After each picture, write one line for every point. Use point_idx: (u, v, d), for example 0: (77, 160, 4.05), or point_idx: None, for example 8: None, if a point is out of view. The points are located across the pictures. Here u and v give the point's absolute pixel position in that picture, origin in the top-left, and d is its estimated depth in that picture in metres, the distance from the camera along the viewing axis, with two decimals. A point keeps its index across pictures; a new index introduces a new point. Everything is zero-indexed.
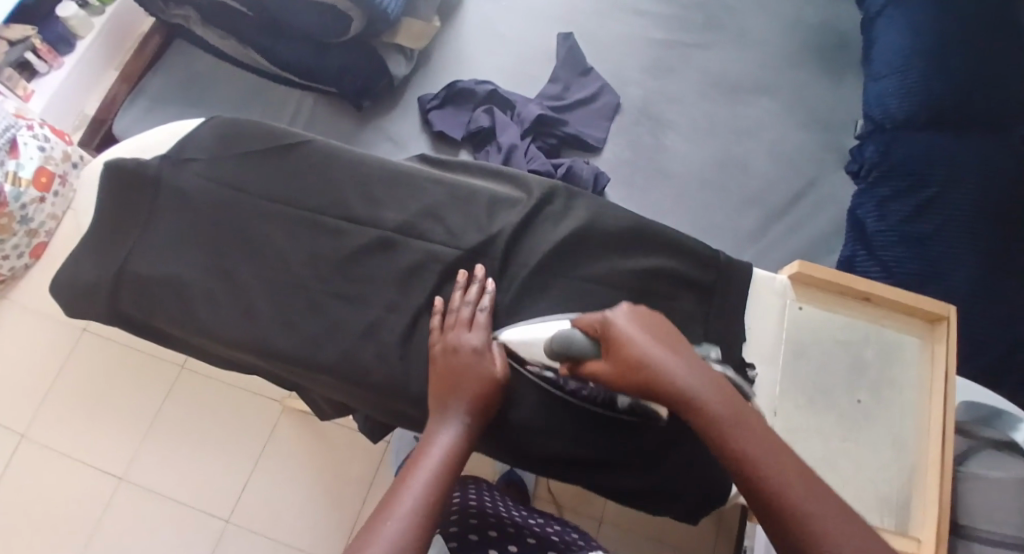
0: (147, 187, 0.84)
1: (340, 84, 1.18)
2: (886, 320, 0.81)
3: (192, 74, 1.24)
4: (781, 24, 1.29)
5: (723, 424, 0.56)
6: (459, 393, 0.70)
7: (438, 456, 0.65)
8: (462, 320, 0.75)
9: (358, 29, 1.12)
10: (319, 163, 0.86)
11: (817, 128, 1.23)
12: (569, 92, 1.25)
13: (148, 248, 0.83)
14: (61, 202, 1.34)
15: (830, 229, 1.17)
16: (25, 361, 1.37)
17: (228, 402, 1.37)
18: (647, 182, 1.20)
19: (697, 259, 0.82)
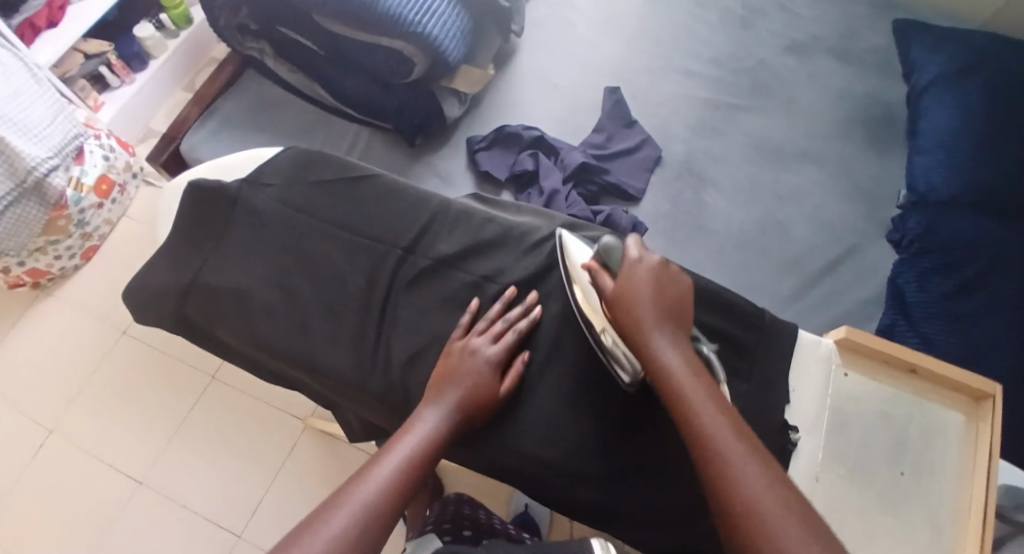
0: (223, 204, 0.92)
1: (398, 121, 1.25)
2: (931, 396, 0.81)
3: (261, 100, 1.33)
4: (828, 94, 1.30)
5: (686, 393, 0.68)
6: (460, 390, 0.76)
7: (421, 443, 0.71)
8: (492, 331, 0.81)
9: (421, 73, 1.22)
10: (383, 195, 0.93)
11: (860, 199, 1.23)
12: (611, 142, 1.26)
13: (218, 262, 0.90)
14: (118, 209, 1.47)
15: (869, 296, 1.16)
16: (62, 358, 1.40)
17: (253, 416, 1.37)
18: (687, 237, 1.20)
19: (735, 314, 0.84)
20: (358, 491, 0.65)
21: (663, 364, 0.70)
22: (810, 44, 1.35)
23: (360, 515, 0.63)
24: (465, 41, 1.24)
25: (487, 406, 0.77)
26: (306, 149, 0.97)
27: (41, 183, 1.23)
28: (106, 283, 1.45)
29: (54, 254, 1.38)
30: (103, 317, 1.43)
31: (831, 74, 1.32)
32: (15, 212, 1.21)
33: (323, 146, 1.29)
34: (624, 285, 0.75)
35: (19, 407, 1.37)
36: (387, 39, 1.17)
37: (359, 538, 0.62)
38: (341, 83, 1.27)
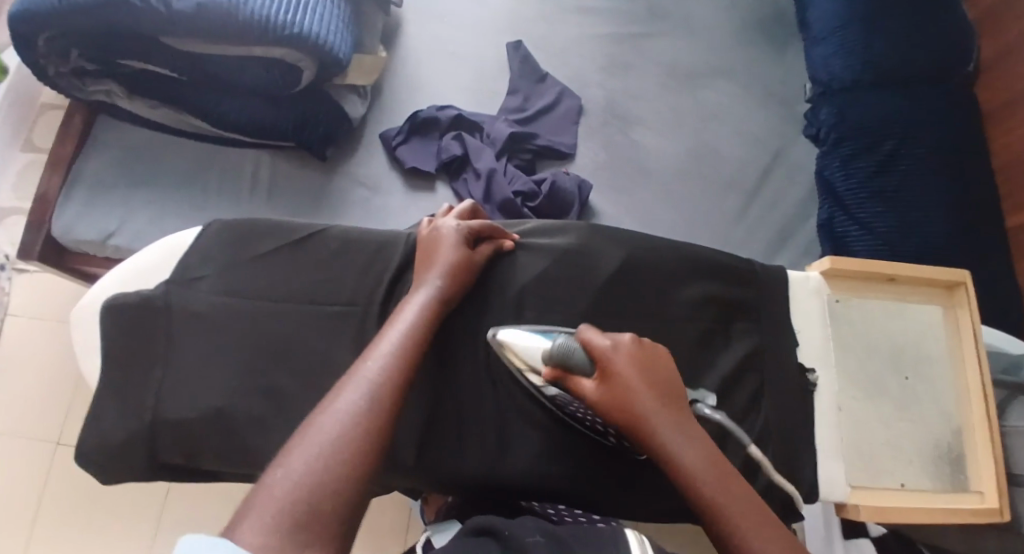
0: (158, 316, 0.81)
1: (299, 136, 1.13)
2: (912, 295, 0.90)
3: (125, 150, 1.15)
4: (719, 3, 1.31)
5: (707, 489, 0.61)
6: (439, 259, 0.75)
7: (418, 313, 0.70)
8: (452, 212, 0.82)
9: (311, 77, 1.08)
10: (338, 251, 0.85)
11: (774, 101, 1.26)
12: (530, 102, 1.21)
13: (180, 382, 0.80)
14: None
15: (804, 197, 1.21)
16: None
17: (231, 509, 1.22)
18: (628, 181, 1.19)
19: (731, 272, 0.88)
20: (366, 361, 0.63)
21: (678, 460, 0.62)
22: None
23: (373, 385, 0.61)
24: (344, 28, 1.08)
25: (469, 274, 0.77)
26: (223, 220, 0.86)
27: None
28: (11, 393, 1.26)
29: None
30: (20, 432, 1.25)
31: None
32: None
33: (221, 187, 1.14)
34: (609, 387, 0.66)
35: None
36: (260, 47, 1.01)
37: (380, 402, 0.60)
38: (224, 108, 1.10)
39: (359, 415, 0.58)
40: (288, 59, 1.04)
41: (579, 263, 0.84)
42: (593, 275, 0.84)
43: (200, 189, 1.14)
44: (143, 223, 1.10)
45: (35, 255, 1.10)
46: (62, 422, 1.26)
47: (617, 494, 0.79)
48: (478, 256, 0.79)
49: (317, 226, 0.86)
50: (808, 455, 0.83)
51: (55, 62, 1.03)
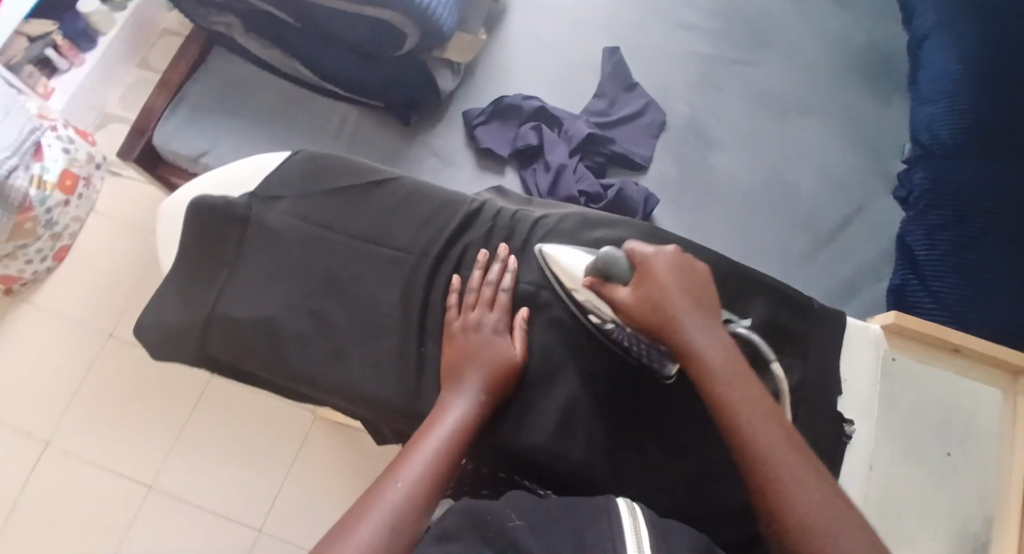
0: (233, 224, 0.85)
1: (388, 97, 1.15)
2: (971, 372, 0.85)
3: (231, 81, 1.20)
4: (828, 43, 1.27)
5: (724, 382, 0.61)
6: (474, 372, 0.73)
7: (454, 429, 0.67)
8: (485, 300, 0.79)
9: (412, 45, 1.06)
10: (407, 199, 0.87)
11: (866, 152, 1.21)
12: (614, 108, 1.22)
13: (240, 290, 0.83)
14: (84, 204, 1.37)
15: (877, 255, 1.16)
16: (49, 365, 1.33)
17: (260, 410, 1.34)
18: (697, 204, 1.17)
19: (788, 303, 0.81)
20: (401, 476, 0.62)
21: (705, 355, 0.62)
22: None
23: (404, 495, 0.60)
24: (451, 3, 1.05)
25: (512, 375, 0.76)
26: (312, 152, 0.91)
27: (3, 188, 1.14)
28: (80, 283, 1.36)
29: (24, 259, 1.28)
30: (82, 320, 1.35)
31: (828, 22, 1.28)
32: None
33: (308, 133, 1.17)
34: (644, 285, 0.67)
35: (10, 422, 1.31)
36: (369, 8, 0.98)
37: (413, 518, 0.59)
38: (321, 57, 1.12)
39: (390, 529, 0.57)
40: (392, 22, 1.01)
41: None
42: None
43: (289, 127, 1.18)
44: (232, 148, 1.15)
45: (132, 156, 1.16)
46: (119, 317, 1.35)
47: (620, 465, 0.76)
48: (517, 352, 0.76)
49: (386, 173, 0.89)
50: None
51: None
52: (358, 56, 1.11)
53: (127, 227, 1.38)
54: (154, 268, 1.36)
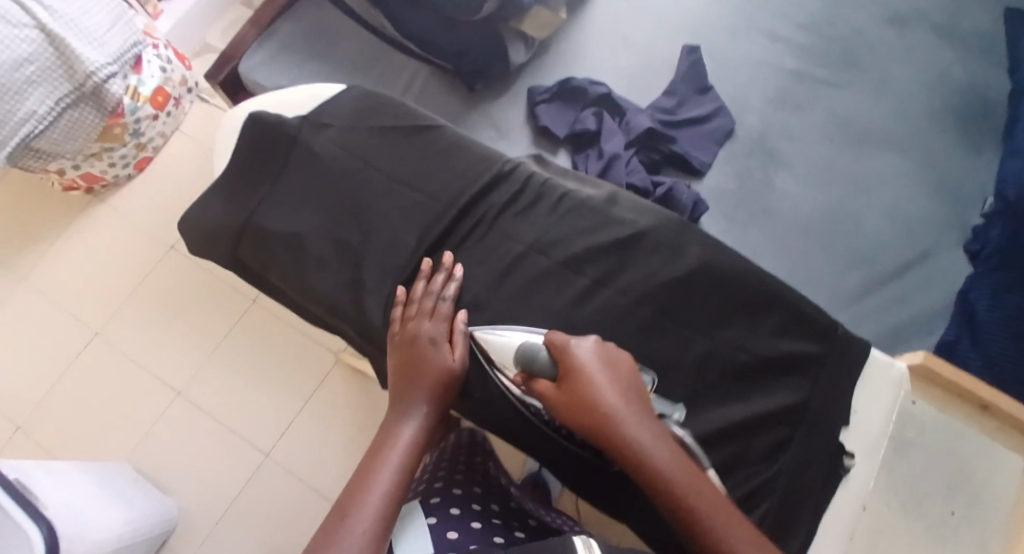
0: (281, 141, 0.88)
1: (458, 63, 1.14)
2: None
3: (322, 27, 1.18)
4: (923, 78, 1.18)
5: (664, 474, 0.66)
6: (419, 389, 0.75)
7: (402, 453, 0.73)
8: (428, 310, 0.78)
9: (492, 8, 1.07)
10: (447, 149, 0.88)
11: (943, 199, 1.13)
12: (683, 107, 1.19)
13: (275, 203, 0.86)
14: (172, 122, 1.46)
15: (935, 308, 1.07)
16: (114, 264, 1.43)
17: (290, 343, 1.39)
18: (751, 220, 1.13)
19: (810, 325, 0.79)
20: (349, 518, 0.67)
21: (650, 457, 0.66)
22: (913, 18, 1.22)
23: (363, 537, 0.66)
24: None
25: (456, 385, 0.78)
26: (367, 90, 0.93)
27: (99, 89, 1.25)
28: (154, 194, 1.45)
29: (108, 161, 1.39)
30: (150, 228, 1.44)
31: (929, 55, 1.19)
32: (70, 116, 1.26)
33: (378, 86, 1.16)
34: (572, 387, 0.70)
35: (68, 309, 1.41)
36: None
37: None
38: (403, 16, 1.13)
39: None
40: None
41: (664, 254, 0.81)
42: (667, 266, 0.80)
43: (360, 78, 1.16)
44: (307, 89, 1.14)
45: (216, 80, 1.13)
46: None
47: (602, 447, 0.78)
48: (459, 360, 0.77)
49: (433, 122, 0.90)
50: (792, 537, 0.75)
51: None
52: (438, 17, 1.12)
53: (206, 150, 1.46)
54: None
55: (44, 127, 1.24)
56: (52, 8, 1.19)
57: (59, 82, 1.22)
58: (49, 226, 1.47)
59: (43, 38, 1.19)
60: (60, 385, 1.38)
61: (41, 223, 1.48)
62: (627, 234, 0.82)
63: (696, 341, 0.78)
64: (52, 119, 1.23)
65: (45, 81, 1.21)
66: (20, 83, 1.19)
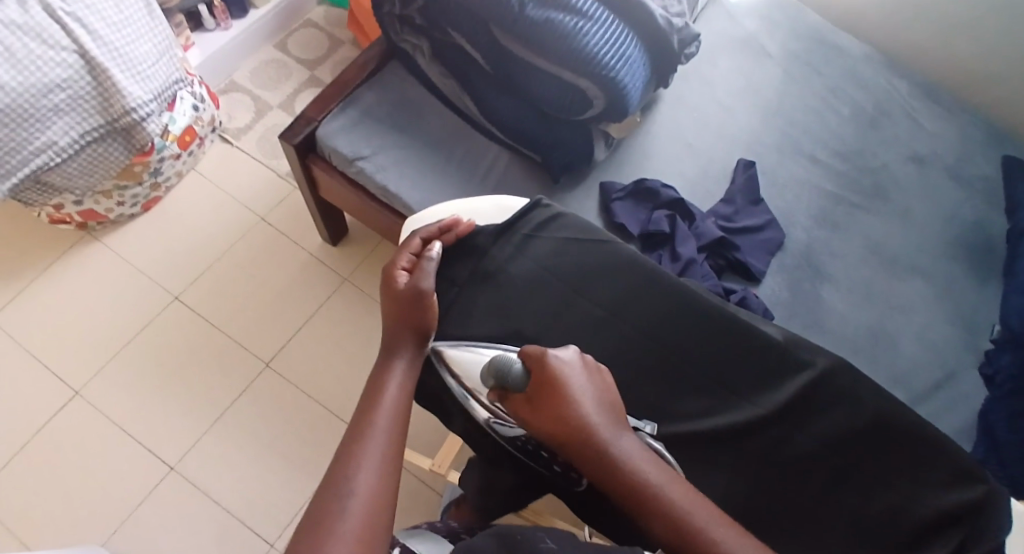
0: (474, 255, 0.95)
1: (547, 154, 1.18)
2: None
3: (404, 100, 1.24)
4: (938, 212, 1.32)
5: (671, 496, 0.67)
6: (404, 328, 0.83)
7: (398, 388, 0.77)
8: (411, 251, 0.91)
9: (593, 115, 1.14)
10: (625, 269, 0.94)
11: (961, 325, 1.24)
12: (738, 216, 1.25)
13: (459, 317, 0.91)
14: (190, 161, 1.42)
15: (963, 427, 1.15)
16: (105, 313, 1.31)
17: (304, 414, 1.26)
18: (803, 330, 1.20)
19: (957, 468, 0.84)
20: (362, 455, 0.69)
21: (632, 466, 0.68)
22: (930, 157, 1.37)
23: (380, 464, 0.69)
24: (643, 92, 1.14)
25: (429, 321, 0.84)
26: (547, 204, 1.00)
27: (134, 127, 1.19)
28: (166, 242, 1.38)
29: (117, 199, 1.31)
30: (156, 276, 1.35)
31: (945, 193, 1.34)
32: (96, 150, 1.18)
33: (460, 164, 1.20)
34: (547, 393, 0.71)
35: (46, 361, 1.27)
36: (569, 74, 1.07)
37: (385, 481, 0.68)
38: (497, 101, 1.18)
39: (375, 501, 0.66)
40: (587, 93, 1.10)
41: (842, 404, 0.86)
42: (844, 418, 0.86)
43: (442, 154, 1.20)
44: (390, 162, 1.18)
45: (294, 141, 1.17)
46: (191, 281, 1.35)
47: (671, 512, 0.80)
48: (421, 285, 0.85)
49: (608, 240, 0.97)
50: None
51: (393, 3, 1.16)
52: (534, 112, 1.18)
53: (229, 196, 1.43)
54: (248, 243, 1.39)
55: (63, 160, 1.15)
56: (94, 31, 1.11)
57: (89, 114, 1.15)
58: (34, 262, 1.35)
59: (81, 64, 1.11)
60: (26, 447, 1.21)
61: (26, 261, 1.35)
62: (808, 381, 0.87)
63: (871, 490, 0.84)
64: (75, 151, 1.15)
65: (74, 110, 1.13)
66: (46, 110, 1.10)
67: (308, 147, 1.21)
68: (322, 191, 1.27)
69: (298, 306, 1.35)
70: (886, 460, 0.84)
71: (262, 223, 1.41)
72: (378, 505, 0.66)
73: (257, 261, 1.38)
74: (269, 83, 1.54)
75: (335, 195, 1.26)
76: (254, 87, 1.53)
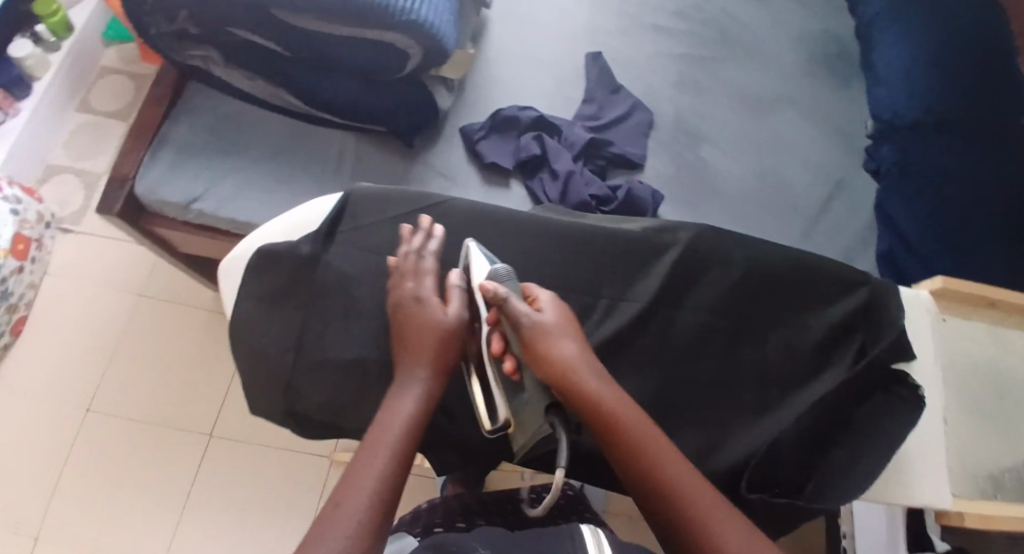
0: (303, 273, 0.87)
1: (393, 118, 1.13)
2: (1009, 321, 1.06)
3: (222, 120, 1.16)
4: (784, 37, 1.34)
5: (636, 436, 0.69)
6: (423, 357, 0.74)
7: (413, 407, 0.71)
8: (421, 268, 0.83)
9: (416, 63, 1.08)
10: (461, 226, 0.93)
11: (838, 135, 1.28)
12: (604, 111, 1.24)
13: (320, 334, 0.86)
14: (39, 267, 1.34)
15: (863, 225, 1.21)
16: (22, 449, 1.24)
17: (264, 461, 1.27)
18: (699, 197, 1.21)
19: (834, 276, 0.95)
20: (351, 479, 0.64)
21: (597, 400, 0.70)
22: None
23: (376, 481, 0.64)
24: (456, 23, 1.09)
25: (455, 348, 0.76)
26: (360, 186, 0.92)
27: None
28: (55, 357, 1.31)
29: None
30: (59, 395, 1.28)
31: (783, 18, 1.37)
32: None
33: (309, 167, 1.14)
34: (528, 332, 0.74)
35: None
36: (373, 31, 1.01)
37: (385, 502, 0.63)
38: (319, 86, 1.11)
39: (368, 524, 0.61)
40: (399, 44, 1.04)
41: (724, 264, 0.95)
42: (724, 274, 0.95)
43: (285, 164, 1.14)
44: (229, 191, 1.10)
45: (115, 209, 1.07)
46: (96, 385, 1.29)
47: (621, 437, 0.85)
48: (453, 312, 0.78)
49: (434, 199, 0.93)
50: (881, 458, 0.86)
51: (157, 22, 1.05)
52: (360, 80, 1.11)
53: (98, 284, 1.36)
54: (136, 323, 1.33)
55: None
56: None
57: None
58: None
59: None
60: None
61: None
62: (680, 256, 0.94)
63: (782, 328, 0.94)
64: None
65: None
66: None
67: (132, 208, 1.11)
68: (180, 246, 1.21)
69: (215, 366, 1.32)
70: (781, 295, 0.94)
71: (143, 301, 1.35)
72: (365, 530, 0.61)
73: (154, 338, 1.33)
74: (88, 152, 1.45)
75: (190, 242, 1.18)
76: (74, 162, 1.44)
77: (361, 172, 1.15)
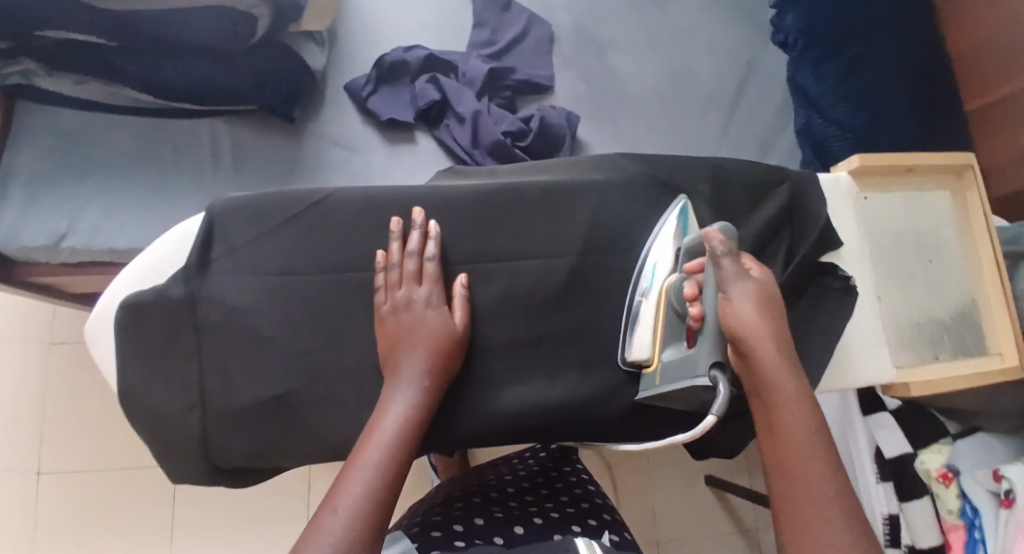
0: (186, 318, 0.77)
1: (263, 95, 0.99)
2: (925, 183, 1.00)
3: (63, 138, 0.97)
4: None
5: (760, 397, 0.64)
6: (417, 355, 0.73)
7: (399, 413, 0.69)
8: (409, 275, 0.76)
9: (267, 25, 0.92)
10: (347, 219, 0.79)
11: (739, 12, 1.23)
12: (498, 35, 1.16)
13: (226, 374, 0.78)
14: None
15: (777, 105, 1.20)
16: None
17: None
18: (615, 109, 1.15)
19: (757, 177, 0.90)
20: (342, 492, 0.61)
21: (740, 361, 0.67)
22: None
23: (363, 489, 0.61)
24: None
25: (452, 352, 0.75)
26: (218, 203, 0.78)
27: None
28: None
29: None
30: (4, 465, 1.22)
31: None
32: None
33: (185, 170, 1.00)
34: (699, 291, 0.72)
35: None
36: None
37: (373, 511, 0.60)
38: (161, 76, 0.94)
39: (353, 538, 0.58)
40: (239, 6, 0.87)
41: (654, 192, 0.85)
42: (647, 204, 0.85)
43: (156, 173, 0.99)
44: (99, 221, 0.95)
45: None
46: (39, 444, 1.24)
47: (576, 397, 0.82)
48: (459, 321, 0.77)
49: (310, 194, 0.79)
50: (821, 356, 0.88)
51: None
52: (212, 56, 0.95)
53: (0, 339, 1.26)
54: (55, 370, 1.26)
55: None
56: None
57: None
58: None
59: None
60: None
61: None
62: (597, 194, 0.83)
63: (718, 245, 0.88)
64: None
65: None
66: None
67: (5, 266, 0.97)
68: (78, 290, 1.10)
69: None
70: (711, 210, 0.87)
71: (53, 348, 1.27)
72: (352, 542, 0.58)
73: (83, 381, 1.26)
74: None
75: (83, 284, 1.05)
76: None
77: (241, 169, 1.02)
